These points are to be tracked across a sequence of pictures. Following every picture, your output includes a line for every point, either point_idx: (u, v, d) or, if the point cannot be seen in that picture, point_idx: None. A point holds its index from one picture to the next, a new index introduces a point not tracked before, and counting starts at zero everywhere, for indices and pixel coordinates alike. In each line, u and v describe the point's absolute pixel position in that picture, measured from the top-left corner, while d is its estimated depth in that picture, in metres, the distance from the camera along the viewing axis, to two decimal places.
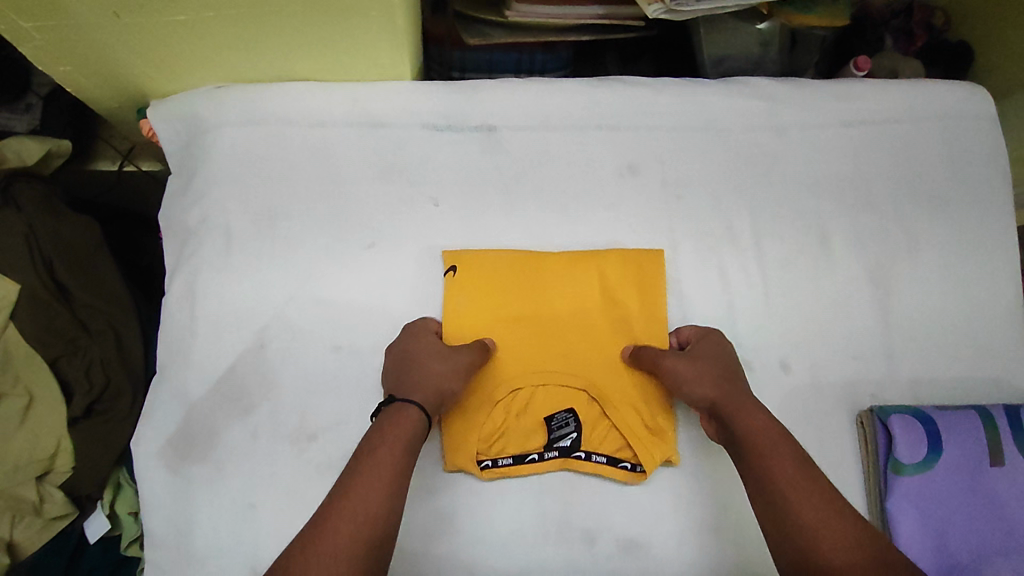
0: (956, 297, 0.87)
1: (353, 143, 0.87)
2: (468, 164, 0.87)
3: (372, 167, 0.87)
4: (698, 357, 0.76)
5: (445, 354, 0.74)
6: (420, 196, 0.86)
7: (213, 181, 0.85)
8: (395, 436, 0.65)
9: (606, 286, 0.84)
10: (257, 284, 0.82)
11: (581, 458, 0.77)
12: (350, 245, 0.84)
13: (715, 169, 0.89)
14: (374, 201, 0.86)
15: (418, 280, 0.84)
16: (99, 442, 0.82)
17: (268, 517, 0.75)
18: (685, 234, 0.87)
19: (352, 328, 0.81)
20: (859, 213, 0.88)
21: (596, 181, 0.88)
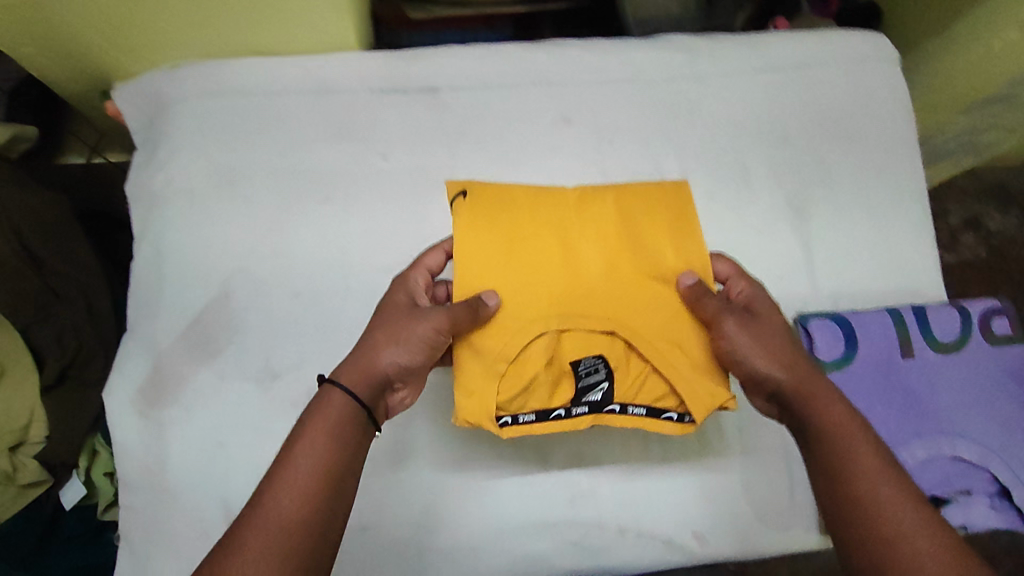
0: (874, 222, 0.89)
1: (308, 109, 0.85)
2: (415, 122, 0.86)
3: (325, 129, 0.85)
4: (760, 320, 0.67)
5: (410, 310, 0.67)
6: (369, 152, 0.84)
7: (178, 143, 0.82)
8: (313, 431, 0.58)
9: (636, 219, 0.73)
10: (207, 241, 0.80)
11: (615, 411, 0.68)
12: (307, 199, 0.82)
13: (644, 116, 0.89)
14: (325, 161, 0.84)
15: (369, 234, 0.82)
16: (73, 406, 0.87)
17: (238, 456, 0.73)
18: (618, 177, 0.87)
19: (307, 275, 0.80)
20: (777, 150, 0.90)
21: (536, 130, 0.87)
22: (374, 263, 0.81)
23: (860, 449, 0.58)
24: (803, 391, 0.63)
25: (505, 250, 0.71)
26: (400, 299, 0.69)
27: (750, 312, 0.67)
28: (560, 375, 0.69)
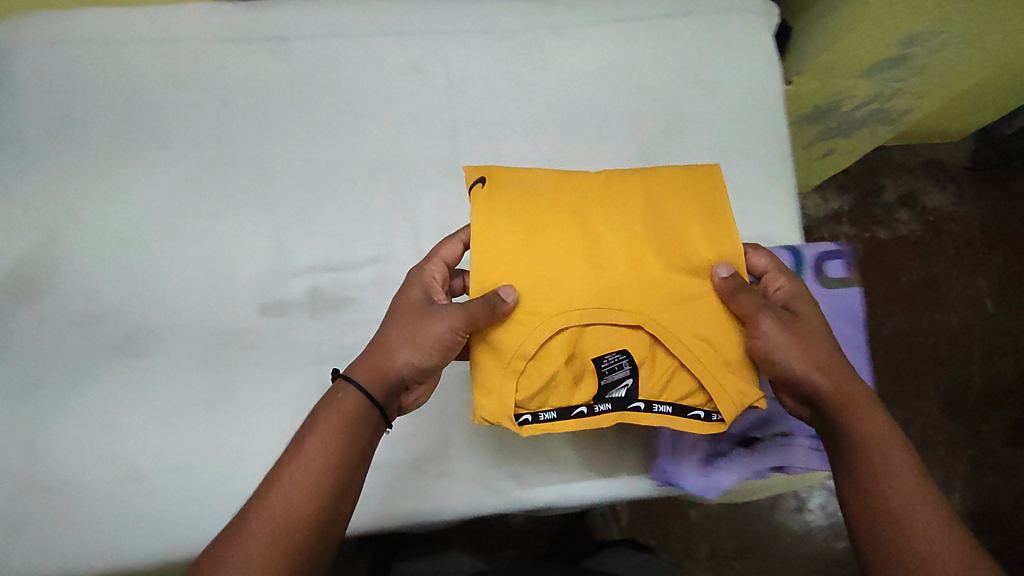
0: (745, 177, 0.88)
1: (149, 58, 0.86)
2: (256, 72, 0.87)
3: (165, 79, 0.86)
4: (801, 317, 0.64)
5: (429, 305, 0.62)
6: (209, 101, 0.86)
7: (25, 96, 0.84)
8: (324, 426, 0.55)
9: (668, 211, 0.69)
10: (61, 184, 0.83)
11: (641, 410, 0.64)
12: (143, 146, 0.85)
13: (481, 65, 0.90)
14: (169, 110, 0.86)
15: (200, 184, 0.84)
16: None
17: (65, 400, 0.76)
18: (465, 128, 0.88)
19: (145, 224, 0.83)
20: (630, 98, 0.90)
21: (381, 78, 0.89)
22: (219, 215, 0.83)
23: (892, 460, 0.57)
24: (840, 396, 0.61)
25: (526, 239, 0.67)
26: (416, 292, 0.64)
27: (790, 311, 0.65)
28: (584, 372, 0.65)
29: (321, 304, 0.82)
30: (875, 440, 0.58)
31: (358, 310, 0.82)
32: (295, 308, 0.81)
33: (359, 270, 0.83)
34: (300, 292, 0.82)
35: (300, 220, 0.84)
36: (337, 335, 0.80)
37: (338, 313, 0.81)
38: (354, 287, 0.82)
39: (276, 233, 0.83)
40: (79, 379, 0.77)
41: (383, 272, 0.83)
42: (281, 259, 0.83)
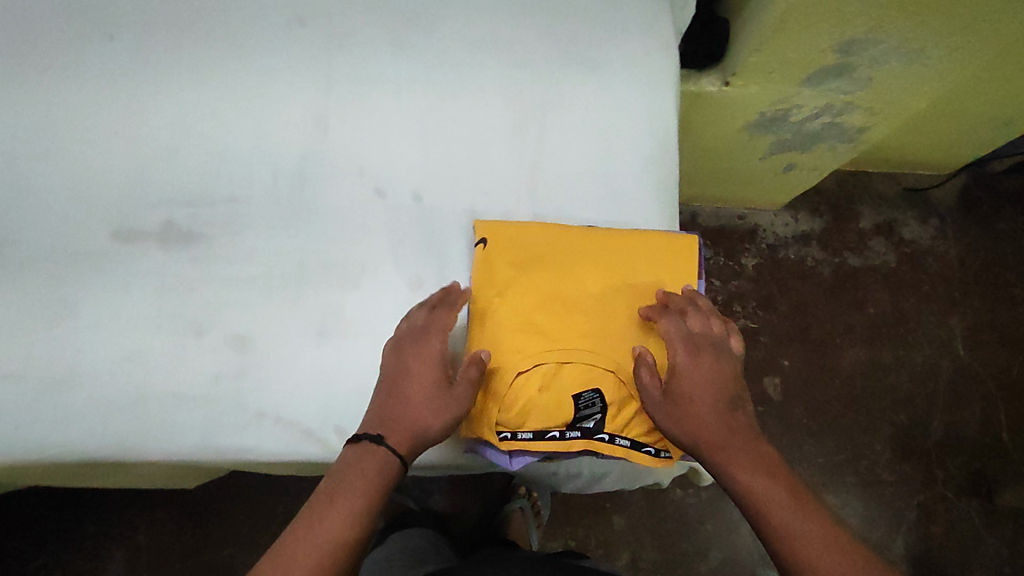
0: (571, 153, 0.80)
1: (55, 21, 0.78)
2: (151, 9, 0.79)
3: (60, 13, 0.78)
4: (696, 379, 0.61)
5: (449, 388, 0.63)
6: (96, 33, 0.78)
7: None
8: (351, 486, 0.57)
9: (644, 269, 0.69)
10: None
11: (604, 441, 0.64)
12: (23, 71, 0.76)
13: (344, 22, 0.81)
14: (57, 36, 0.77)
15: (109, 74, 0.77)
16: None
17: None
18: (301, 95, 0.78)
19: (21, 137, 0.74)
20: (543, 55, 0.82)
21: (266, 29, 0.80)
22: (121, 105, 0.76)
23: (792, 526, 0.54)
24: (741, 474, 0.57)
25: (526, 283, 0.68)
26: (433, 365, 0.64)
27: (679, 374, 0.62)
28: (565, 407, 0.63)
29: (177, 235, 0.73)
30: (776, 516, 0.55)
31: (226, 245, 0.73)
32: (146, 239, 0.72)
33: (216, 208, 0.74)
34: (152, 223, 0.73)
35: (164, 151, 0.75)
36: (194, 277, 0.71)
37: (191, 246, 0.72)
38: (213, 223, 0.73)
39: (141, 157, 0.75)
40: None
41: (239, 212, 0.74)
42: (135, 192, 0.74)
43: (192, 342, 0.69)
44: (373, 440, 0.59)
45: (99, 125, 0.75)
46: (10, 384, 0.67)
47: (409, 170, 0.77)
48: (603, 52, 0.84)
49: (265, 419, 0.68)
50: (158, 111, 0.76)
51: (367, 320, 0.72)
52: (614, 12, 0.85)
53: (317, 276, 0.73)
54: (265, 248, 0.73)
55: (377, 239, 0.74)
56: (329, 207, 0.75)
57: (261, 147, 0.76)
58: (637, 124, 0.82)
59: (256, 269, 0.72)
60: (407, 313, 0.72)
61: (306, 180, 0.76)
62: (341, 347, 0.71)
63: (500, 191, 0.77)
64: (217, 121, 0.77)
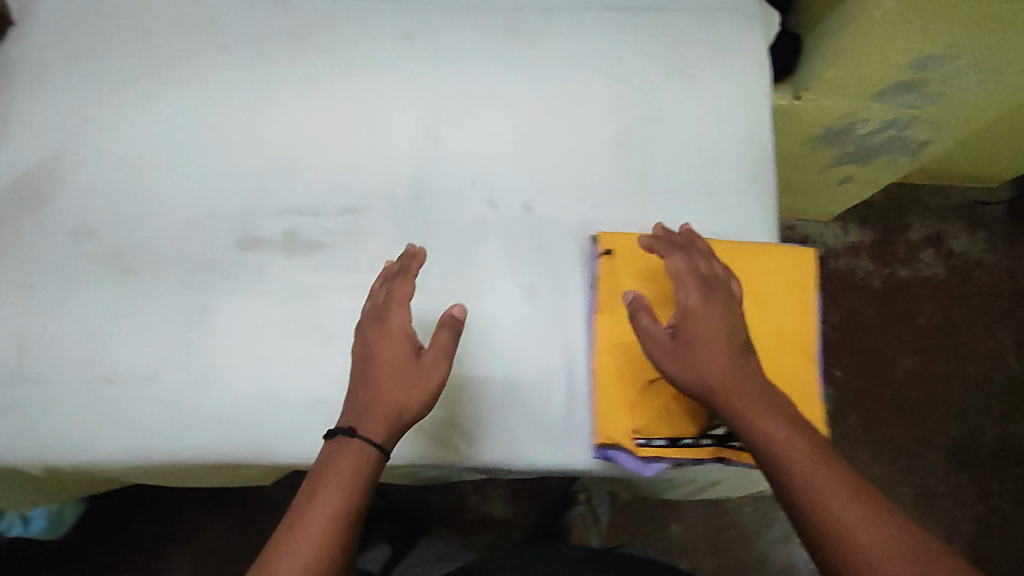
0: (676, 169, 0.81)
1: (171, 33, 0.78)
2: (261, 24, 0.80)
3: (175, 24, 0.79)
4: (699, 321, 0.64)
5: (418, 361, 0.65)
6: (210, 45, 0.79)
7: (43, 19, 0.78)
8: (327, 487, 0.58)
9: (769, 285, 0.70)
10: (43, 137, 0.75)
11: (735, 449, 0.69)
12: (144, 82, 0.77)
13: (452, 38, 0.82)
14: (174, 49, 0.78)
15: (225, 88, 0.78)
16: None
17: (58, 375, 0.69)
18: (412, 109, 0.80)
19: (142, 148, 0.75)
20: (645, 72, 0.84)
21: (376, 43, 0.81)
22: (238, 118, 0.77)
23: (796, 459, 0.56)
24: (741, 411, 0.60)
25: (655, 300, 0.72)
26: (398, 341, 0.66)
27: (685, 315, 0.65)
28: (698, 417, 0.70)
29: (300, 245, 0.75)
30: (780, 451, 0.57)
31: (347, 256, 0.75)
32: (271, 249, 0.74)
33: (336, 218, 0.76)
34: (276, 232, 0.75)
35: (283, 163, 0.77)
36: (319, 286, 0.74)
37: (314, 255, 0.74)
38: (333, 233, 0.75)
39: (261, 169, 0.76)
40: (32, 294, 0.71)
41: (358, 223, 0.76)
42: (257, 202, 0.75)
43: (320, 350, 0.72)
44: (348, 434, 0.61)
45: (217, 135, 0.77)
46: (149, 386, 0.70)
47: (520, 183, 0.79)
48: (704, 69, 0.85)
49: None
50: (274, 122, 0.78)
51: (487, 329, 0.75)
52: (714, 29, 0.86)
53: (436, 287, 0.75)
54: (385, 258, 0.75)
55: (492, 250, 0.77)
56: (444, 221, 0.77)
57: (375, 158, 0.78)
58: (738, 139, 0.84)
59: (378, 278, 0.74)
60: (525, 323, 0.75)
61: (421, 192, 0.77)
62: (465, 354, 0.74)
63: (609, 203, 0.79)
64: (332, 132, 0.78)
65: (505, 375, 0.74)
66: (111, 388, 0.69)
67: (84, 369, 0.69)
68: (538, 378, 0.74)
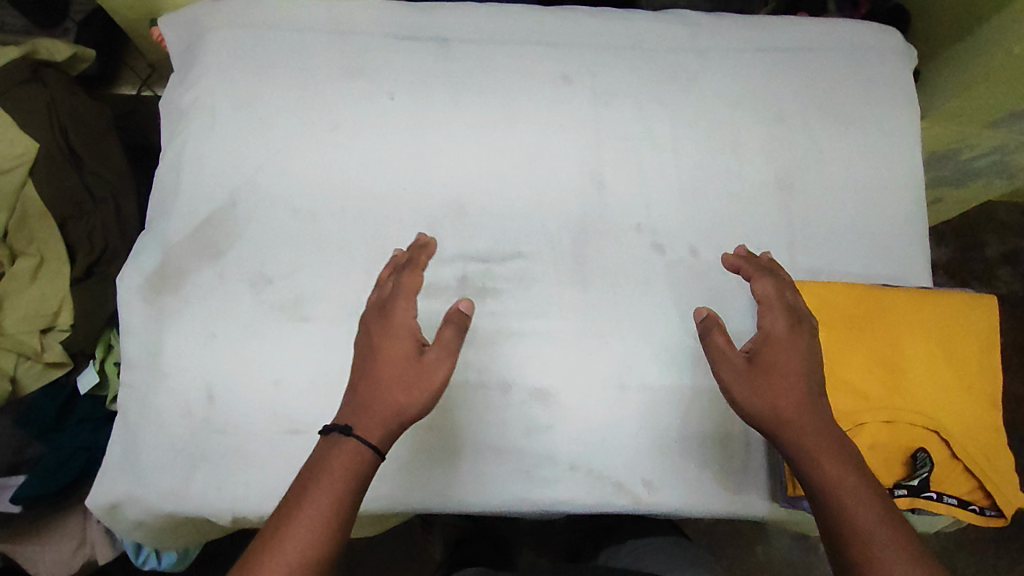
0: (835, 211, 0.81)
1: (337, 79, 0.80)
2: (423, 71, 0.81)
3: (341, 70, 0.80)
4: (778, 348, 0.60)
5: (420, 358, 0.58)
6: (376, 91, 0.80)
7: (207, 68, 0.79)
8: (312, 504, 0.50)
9: (955, 330, 0.69)
10: (217, 182, 0.76)
11: (933, 499, 0.66)
12: (314, 128, 0.78)
13: (608, 81, 0.82)
14: (341, 96, 0.79)
15: (391, 131, 0.79)
16: (93, 301, 0.85)
17: (245, 421, 0.70)
18: (572, 153, 0.80)
19: (312, 194, 0.76)
20: (800, 111, 0.83)
21: (534, 87, 0.81)
22: (404, 164, 0.78)
23: (859, 501, 0.53)
24: (813, 445, 0.56)
25: (840, 347, 0.68)
26: (401, 337, 0.59)
27: (761, 342, 0.62)
28: (891, 469, 0.66)
29: (473, 291, 0.75)
30: (845, 490, 0.54)
31: (518, 300, 0.75)
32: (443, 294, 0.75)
33: (506, 263, 0.76)
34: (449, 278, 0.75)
35: (450, 209, 0.77)
36: (494, 332, 0.74)
37: (487, 301, 0.75)
38: (505, 279, 0.76)
39: (430, 215, 0.77)
40: (214, 345, 0.71)
41: (527, 269, 0.76)
42: None
43: (499, 397, 0.73)
44: (340, 432, 0.54)
45: (386, 182, 0.77)
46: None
47: (683, 226, 0.79)
48: (858, 108, 0.84)
49: (576, 471, 0.72)
50: (441, 167, 0.78)
51: (660, 375, 0.74)
52: (866, 67, 0.86)
53: (608, 331, 0.75)
54: (557, 304, 0.75)
55: (660, 295, 0.77)
56: (611, 263, 0.77)
57: (540, 203, 0.78)
58: (894, 179, 0.83)
59: (551, 324, 0.75)
60: (699, 368, 0.75)
61: (587, 237, 0.78)
62: (639, 402, 0.74)
63: (772, 246, 0.79)
64: (498, 177, 0.78)
65: (679, 420, 0.74)
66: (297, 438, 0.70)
67: (272, 420, 0.70)
68: (713, 422, 0.74)
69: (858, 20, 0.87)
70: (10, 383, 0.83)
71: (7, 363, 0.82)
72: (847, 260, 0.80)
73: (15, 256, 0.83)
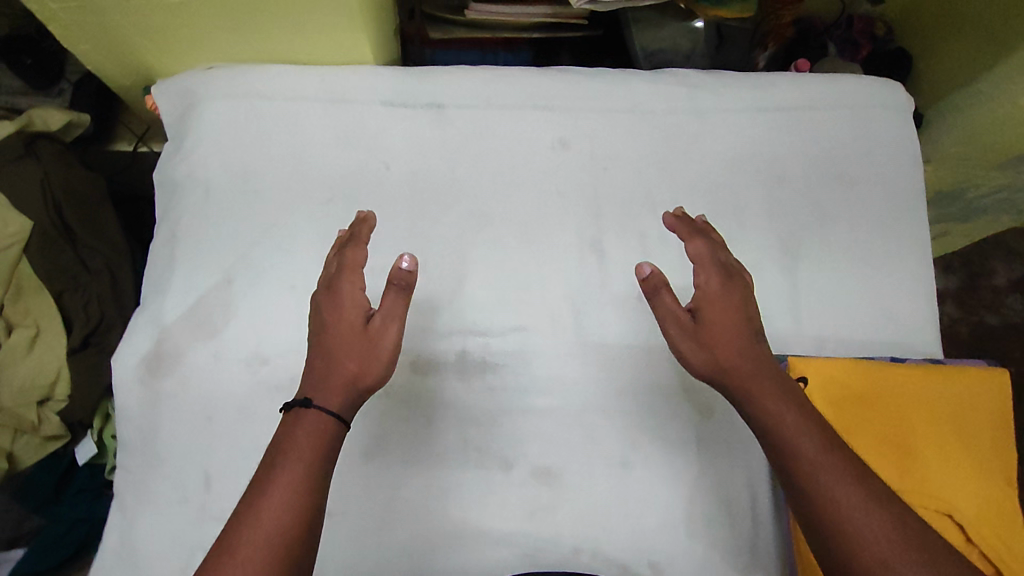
0: (840, 274, 0.80)
1: (332, 151, 0.79)
2: (420, 139, 0.80)
3: (337, 141, 0.80)
4: (711, 304, 0.61)
5: (365, 327, 0.57)
6: (372, 160, 0.79)
7: (200, 139, 0.79)
8: (285, 473, 0.50)
9: (964, 407, 0.68)
10: (213, 259, 0.75)
11: None
12: (310, 202, 0.77)
13: (606, 144, 0.81)
14: (338, 167, 0.79)
15: (387, 202, 0.78)
16: (93, 372, 0.84)
17: None
18: (570, 220, 0.79)
19: (309, 268, 0.75)
20: (802, 172, 0.82)
21: (531, 153, 0.80)
22: (401, 235, 0.77)
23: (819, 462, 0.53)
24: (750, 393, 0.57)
25: (844, 423, 0.68)
26: (349, 310, 0.58)
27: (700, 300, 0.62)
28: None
29: (473, 366, 0.75)
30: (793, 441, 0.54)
31: (518, 375, 0.75)
32: (443, 371, 0.74)
33: (507, 337, 0.75)
34: (449, 354, 0.75)
35: (448, 282, 0.76)
36: (496, 410, 0.74)
37: (488, 377, 0.75)
38: (506, 354, 0.75)
39: (427, 288, 0.76)
40: (212, 429, 0.71)
41: (527, 342, 0.75)
42: (427, 323, 0.75)
43: (501, 476, 0.73)
44: (302, 406, 0.53)
45: (384, 255, 0.77)
46: (336, 520, 0.71)
47: (686, 293, 0.77)
48: (860, 167, 0.83)
49: (581, 553, 0.72)
50: (439, 239, 0.78)
51: (663, 451, 0.74)
52: (870, 126, 0.85)
53: (609, 405, 0.74)
54: (558, 379, 0.75)
55: (663, 367, 0.75)
56: (612, 335, 0.76)
57: (540, 273, 0.77)
58: (900, 240, 0.82)
59: (553, 400, 0.74)
60: (701, 443, 0.74)
61: (587, 308, 0.77)
62: (643, 480, 0.73)
63: (777, 313, 0.78)
64: (498, 248, 0.78)
65: (683, 497, 0.73)
66: None
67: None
68: (718, 500, 0.73)
69: (863, 76, 0.87)
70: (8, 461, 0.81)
71: (5, 439, 0.81)
72: (852, 326, 0.79)
73: (11, 328, 0.81)
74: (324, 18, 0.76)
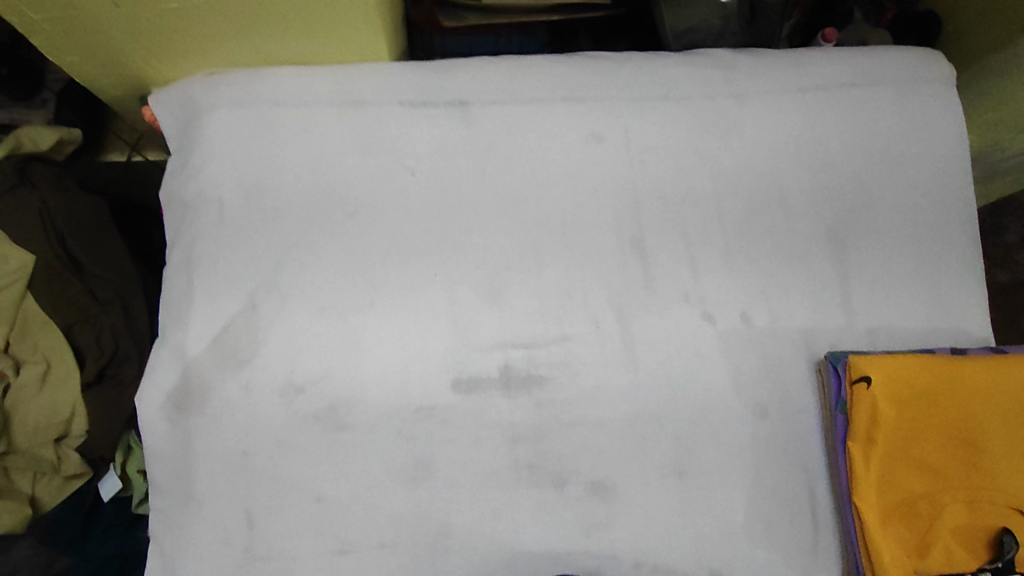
0: (892, 259, 0.76)
1: (351, 156, 0.74)
2: (442, 139, 0.75)
3: (355, 144, 0.75)
4: None
5: None
6: (394, 165, 0.74)
7: (206, 153, 0.73)
8: None
9: None
10: (229, 282, 0.70)
11: None
12: (331, 215, 0.72)
13: (639, 136, 0.77)
14: (358, 176, 0.74)
15: (414, 210, 0.73)
16: (108, 407, 0.78)
17: (285, 541, 0.66)
18: (606, 220, 0.75)
19: (337, 285, 0.71)
20: (845, 153, 0.78)
21: (562, 148, 0.76)
22: (432, 244, 0.73)
23: None
24: None
25: (904, 417, 0.65)
26: None
27: None
28: (971, 552, 0.63)
29: (518, 380, 0.70)
30: None
31: (565, 387, 0.70)
32: (488, 387, 0.70)
33: (550, 348, 0.71)
34: (491, 369, 0.70)
35: (485, 291, 0.72)
36: (544, 426, 0.69)
37: (533, 392, 0.70)
38: (550, 365, 0.71)
39: (461, 301, 0.72)
40: (248, 463, 0.67)
41: (572, 352, 0.71)
42: (464, 337, 0.71)
43: (553, 494, 0.68)
44: None
45: (416, 267, 0.72)
46: (387, 552, 0.67)
47: (730, 291, 0.74)
48: (906, 144, 0.79)
49: (641, 569, 0.68)
50: (473, 248, 0.73)
51: (721, 459, 0.70)
52: (913, 101, 0.81)
53: (663, 413, 0.70)
54: (605, 387, 0.71)
55: (714, 370, 0.72)
56: (661, 336, 0.72)
57: (582, 277, 0.73)
58: (950, 219, 0.78)
59: (604, 412, 0.70)
60: (760, 448, 0.70)
61: (631, 310, 0.73)
62: (703, 488, 0.69)
63: (827, 305, 0.74)
64: (535, 254, 0.73)
65: (744, 501, 0.69)
66: (344, 557, 0.66)
67: (318, 541, 0.66)
68: (781, 502, 0.70)
69: (900, 48, 0.83)
70: (29, 505, 0.78)
71: (25, 481, 0.79)
72: (908, 313, 0.75)
73: (20, 364, 0.77)
74: (337, 18, 0.70)
